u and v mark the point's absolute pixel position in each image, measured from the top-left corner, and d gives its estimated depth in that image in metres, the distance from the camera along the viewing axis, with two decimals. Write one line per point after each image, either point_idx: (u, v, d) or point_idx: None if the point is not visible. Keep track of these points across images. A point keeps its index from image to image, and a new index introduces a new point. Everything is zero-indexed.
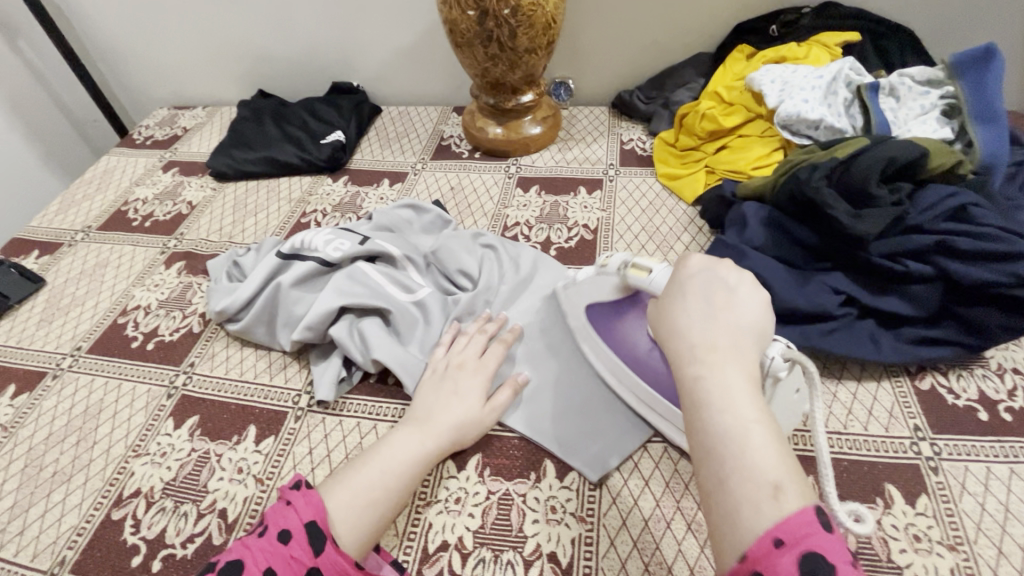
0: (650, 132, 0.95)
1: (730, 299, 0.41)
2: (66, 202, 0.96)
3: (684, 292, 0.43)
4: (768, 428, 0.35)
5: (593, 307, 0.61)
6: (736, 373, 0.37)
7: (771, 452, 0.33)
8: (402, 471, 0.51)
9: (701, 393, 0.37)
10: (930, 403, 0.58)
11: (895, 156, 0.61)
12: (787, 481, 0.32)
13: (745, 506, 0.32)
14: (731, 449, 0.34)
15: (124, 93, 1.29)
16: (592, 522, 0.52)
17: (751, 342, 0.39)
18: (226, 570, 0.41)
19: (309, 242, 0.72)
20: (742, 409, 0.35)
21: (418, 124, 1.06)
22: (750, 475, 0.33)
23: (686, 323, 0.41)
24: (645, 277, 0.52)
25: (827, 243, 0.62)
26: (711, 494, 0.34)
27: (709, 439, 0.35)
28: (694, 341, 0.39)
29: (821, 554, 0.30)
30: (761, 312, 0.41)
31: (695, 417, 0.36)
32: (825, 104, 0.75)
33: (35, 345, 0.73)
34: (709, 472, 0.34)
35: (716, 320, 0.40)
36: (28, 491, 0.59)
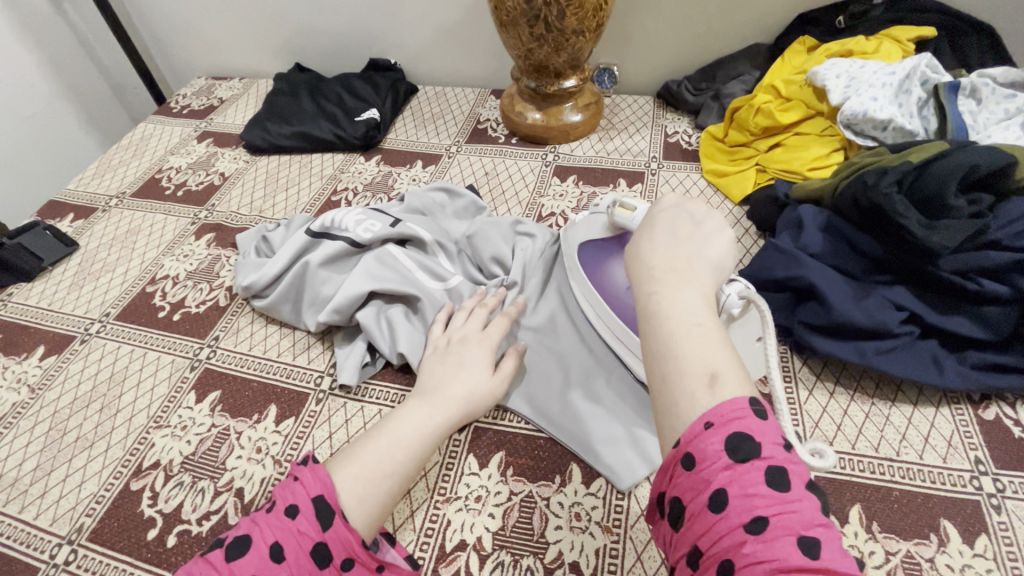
0: (697, 125, 0.90)
1: (695, 231, 0.42)
2: (103, 167, 0.97)
3: (652, 225, 0.44)
4: (715, 331, 0.35)
5: (584, 247, 0.62)
6: (688, 287, 0.37)
7: (713, 350, 0.33)
8: (411, 445, 0.50)
9: (652, 304, 0.37)
10: (994, 434, 0.53)
11: (977, 165, 0.55)
12: (726, 372, 0.32)
13: (683, 398, 0.32)
14: (672, 350, 0.34)
15: (165, 60, 1.29)
16: (619, 533, 0.49)
17: (711, 266, 0.39)
18: (236, 543, 0.41)
19: (340, 222, 0.70)
20: (688, 313, 0.35)
21: (454, 106, 1.03)
22: (687, 369, 0.33)
23: (648, 252, 0.41)
24: (629, 215, 0.55)
25: (892, 254, 0.57)
26: (656, 392, 0.34)
27: (654, 343, 0.35)
28: (653, 264, 0.40)
29: (750, 436, 0.29)
30: (728, 244, 0.41)
31: (645, 327, 0.37)
32: (896, 104, 0.70)
33: (66, 308, 0.73)
34: (654, 374, 0.35)
35: (677, 247, 0.41)
36: (51, 454, 0.59)
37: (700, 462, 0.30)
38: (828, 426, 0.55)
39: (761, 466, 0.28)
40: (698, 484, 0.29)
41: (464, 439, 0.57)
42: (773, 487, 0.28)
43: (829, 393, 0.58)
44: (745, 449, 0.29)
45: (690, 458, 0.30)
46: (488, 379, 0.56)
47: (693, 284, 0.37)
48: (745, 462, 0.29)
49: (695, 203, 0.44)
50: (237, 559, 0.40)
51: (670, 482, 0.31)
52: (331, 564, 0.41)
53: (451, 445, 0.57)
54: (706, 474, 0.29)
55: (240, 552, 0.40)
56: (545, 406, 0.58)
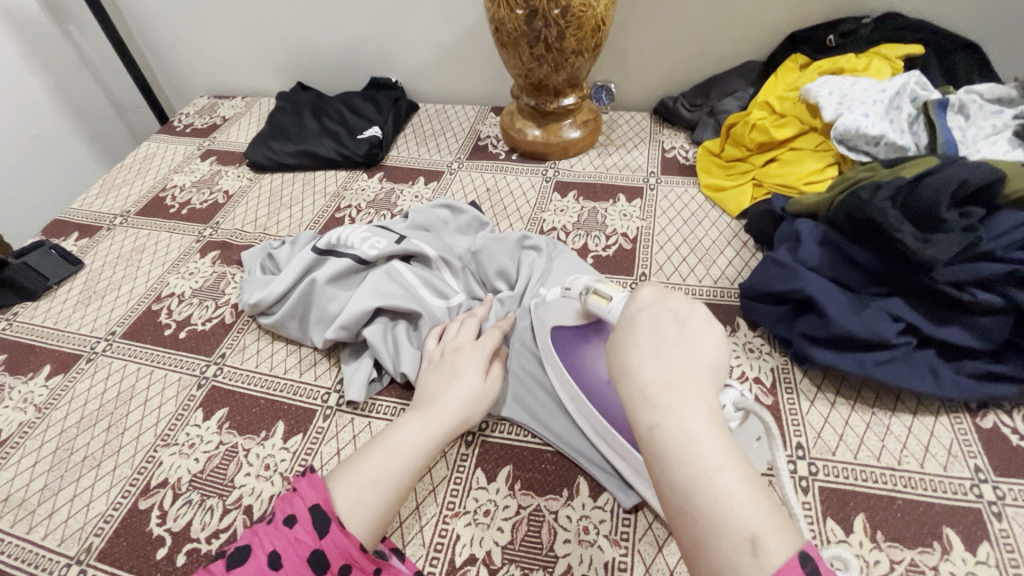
0: (694, 140, 0.92)
1: (682, 333, 0.38)
2: (107, 186, 0.98)
3: (634, 327, 0.39)
4: (738, 472, 0.31)
5: (558, 330, 0.58)
6: (696, 414, 0.33)
7: (745, 501, 0.30)
8: (406, 455, 0.50)
9: (660, 445, 0.33)
10: (992, 442, 0.54)
11: (967, 179, 0.57)
12: (765, 530, 0.29)
13: (727, 572, 0.29)
14: (701, 506, 0.30)
15: (168, 80, 1.31)
16: (627, 546, 0.50)
17: (709, 375, 0.36)
18: (235, 554, 0.42)
19: (346, 239, 0.71)
20: (703, 452, 0.32)
21: (454, 123, 1.05)
22: (725, 535, 0.29)
23: (636, 363, 0.37)
24: (604, 306, 0.48)
25: (888, 267, 0.59)
26: (693, 555, 0.31)
27: (676, 495, 0.32)
28: (646, 384, 0.35)
29: None
30: (719, 344, 0.38)
31: (659, 470, 0.33)
32: (888, 120, 0.72)
33: (71, 327, 0.74)
34: (685, 531, 0.31)
35: (669, 355, 0.37)
36: (58, 474, 0.59)
37: None
38: (831, 437, 0.56)
39: None
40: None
41: (471, 453, 0.58)
42: None
43: (830, 403, 0.59)
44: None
45: None
46: (480, 384, 0.57)
47: (699, 403, 0.34)
48: None
49: (674, 296, 0.41)
50: (236, 569, 0.41)
51: None
52: (328, 570, 0.43)
53: (458, 459, 0.57)
54: None
55: (240, 561, 0.41)
56: (546, 418, 0.59)
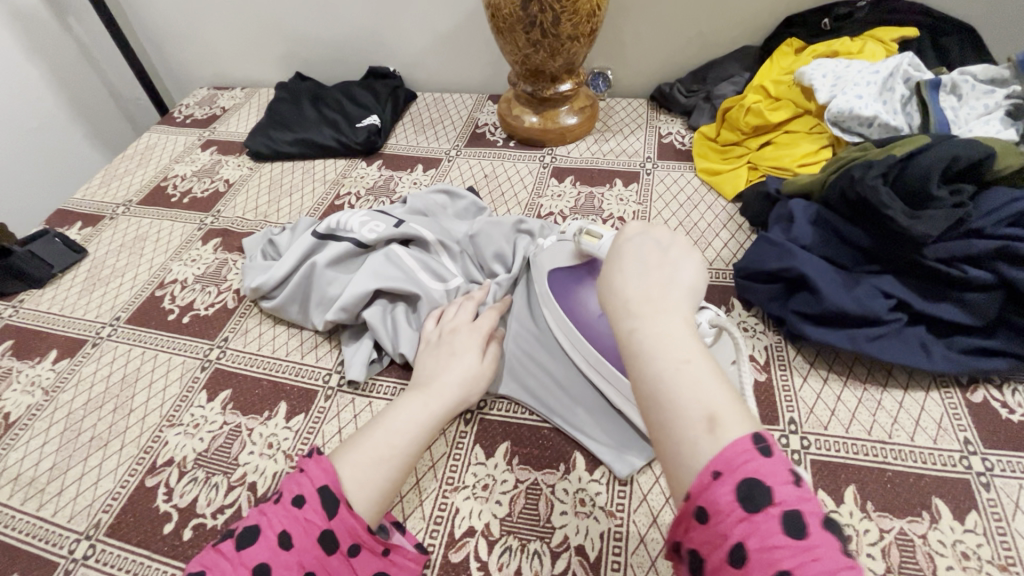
0: (690, 125, 0.93)
1: (664, 258, 0.41)
2: (109, 176, 0.99)
3: (620, 255, 0.42)
4: (705, 368, 0.34)
5: (554, 274, 0.61)
6: (670, 319, 0.36)
7: (707, 388, 0.32)
8: (408, 433, 0.51)
9: (634, 344, 0.36)
10: (981, 416, 0.55)
11: (957, 156, 0.57)
12: (724, 412, 0.31)
13: (685, 446, 0.31)
14: (666, 394, 0.33)
15: (168, 72, 1.32)
16: (622, 517, 0.51)
17: (688, 293, 0.38)
18: (244, 534, 0.42)
19: (345, 223, 0.72)
20: (673, 349, 0.34)
21: (453, 111, 1.05)
22: (685, 415, 0.32)
23: (621, 282, 0.40)
24: (596, 243, 0.54)
25: (880, 245, 0.60)
26: (656, 438, 0.34)
27: (644, 387, 0.34)
28: (628, 297, 0.38)
29: (759, 480, 0.29)
30: (699, 268, 0.40)
31: (631, 368, 0.36)
32: (881, 101, 0.72)
33: (77, 313, 0.75)
34: (650, 419, 0.34)
35: (650, 274, 0.40)
36: (66, 454, 0.60)
37: (713, 515, 0.29)
38: (823, 412, 0.57)
39: (775, 513, 0.28)
40: (715, 536, 0.29)
41: (470, 430, 0.59)
42: (791, 536, 0.28)
43: (823, 380, 0.60)
44: (757, 499, 0.29)
45: (703, 510, 0.30)
46: (478, 364, 0.58)
47: (673, 311, 0.37)
48: (760, 511, 0.28)
49: (659, 229, 0.44)
50: (247, 549, 0.41)
51: (686, 534, 0.31)
52: (337, 549, 0.44)
53: (457, 437, 0.58)
54: (722, 526, 0.29)
55: (250, 541, 0.42)
56: (544, 392, 0.60)
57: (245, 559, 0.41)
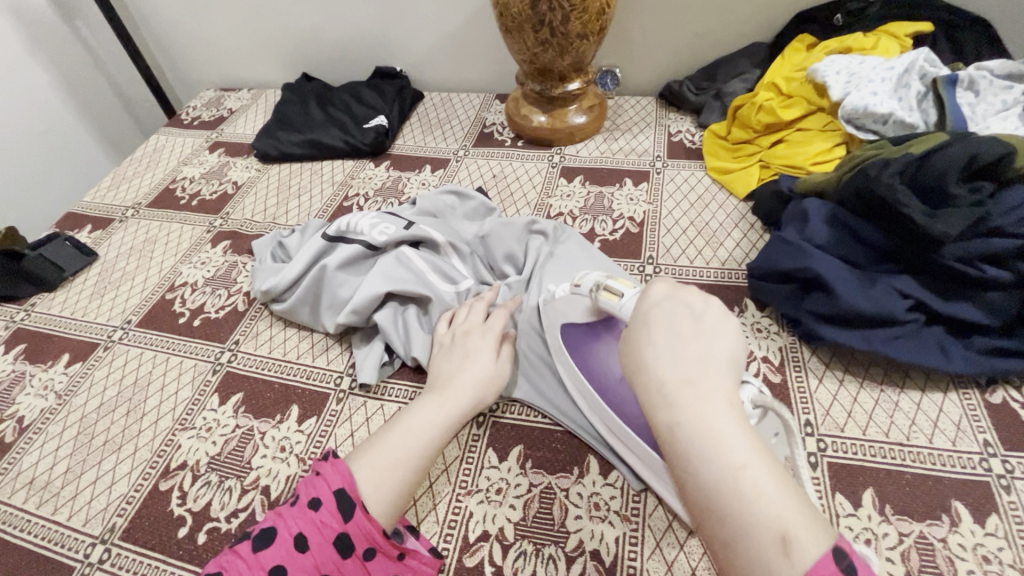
0: (700, 124, 0.92)
1: (697, 328, 0.40)
2: (117, 179, 0.99)
3: (648, 325, 0.41)
4: (764, 469, 0.33)
5: (568, 328, 0.57)
6: (716, 412, 0.35)
7: (771, 498, 0.31)
8: (424, 436, 0.51)
9: (683, 443, 0.35)
10: (1001, 417, 0.54)
11: (976, 153, 0.56)
12: (795, 527, 0.30)
13: (758, 568, 0.30)
14: (728, 505, 0.32)
15: (174, 74, 1.32)
16: (637, 522, 0.51)
17: (726, 371, 0.38)
18: (262, 534, 0.43)
19: (355, 226, 0.72)
20: (728, 452, 0.33)
21: (460, 111, 1.05)
22: (755, 533, 0.31)
23: (655, 362, 0.39)
24: (615, 303, 0.48)
25: (897, 244, 0.59)
26: (724, 554, 0.32)
27: (703, 495, 0.33)
28: (665, 383, 0.37)
29: None
30: (734, 340, 0.40)
31: (684, 470, 0.34)
32: (896, 98, 0.71)
33: (88, 316, 0.75)
34: (712, 529, 0.33)
35: (685, 352, 0.39)
36: (80, 458, 0.60)
37: None
38: (839, 413, 0.57)
39: None
40: None
41: (483, 433, 0.59)
42: None
43: (838, 381, 0.59)
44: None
45: None
46: (493, 364, 0.58)
47: (720, 401, 0.36)
48: None
49: (687, 291, 0.43)
50: (264, 550, 0.42)
51: None
52: (353, 553, 0.44)
53: (470, 439, 0.58)
54: None
55: (267, 542, 0.43)
56: (558, 400, 0.59)
57: (262, 560, 0.42)
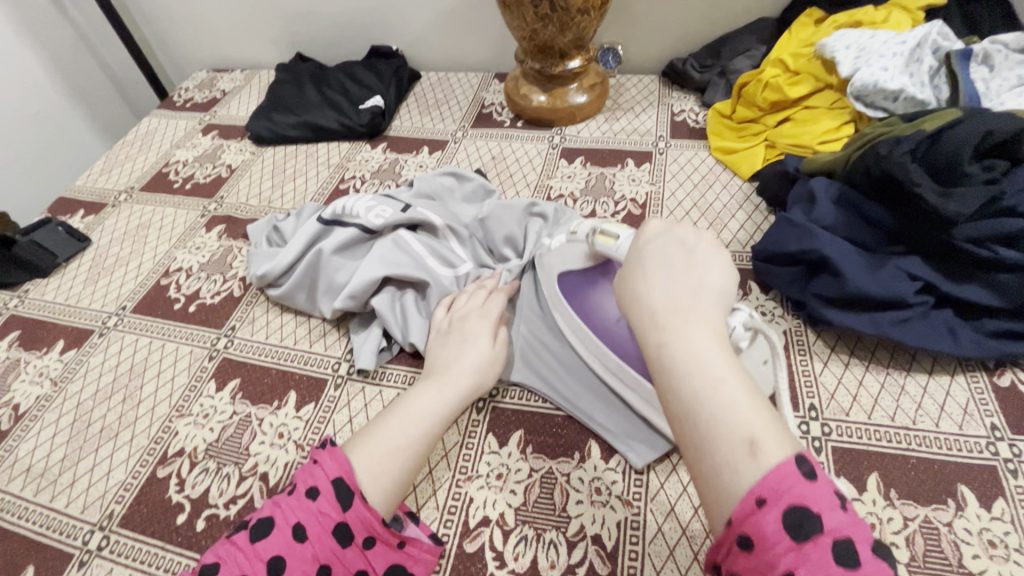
0: (704, 103, 0.90)
1: (689, 260, 0.40)
2: (109, 163, 0.97)
3: (643, 261, 0.41)
4: (740, 383, 0.33)
5: (564, 276, 0.59)
6: (701, 332, 0.35)
7: (745, 408, 0.32)
8: (422, 423, 0.50)
9: (667, 360, 0.35)
10: (1010, 401, 0.54)
11: (992, 130, 0.55)
12: (764, 434, 0.31)
13: (724, 470, 0.31)
14: (703, 415, 0.32)
15: (166, 55, 1.29)
16: (639, 506, 0.50)
17: (716, 299, 0.38)
18: (259, 525, 0.42)
19: (351, 208, 0.70)
20: (709, 366, 0.34)
21: (458, 91, 1.02)
22: (723, 436, 0.31)
23: (646, 289, 0.39)
24: (612, 244, 0.50)
25: (906, 225, 0.57)
26: (692, 459, 0.33)
27: (679, 406, 0.33)
28: (654, 306, 0.38)
29: (804, 506, 0.29)
30: (726, 269, 0.40)
31: (664, 386, 0.35)
32: (908, 73, 0.69)
33: (82, 303, 0.74)
34: (685, 439, 0.33)
35: (676, 280, 0.39)
36: (77, 445, 0.60)
37: (760, 545, 0.29)
38: (844, 397, 0.56)
39: (825, 543, 0.28)
40: (760, 565, 0.29)
41: (483, 419, 0.58)
42: (846, 567, 0.27)
43: (844, 364, 0.58)
44: (805, 527, 0.28)
45: (747, 538, 0.29)
46: (491, 349, 0.57)
47: (706, 323, 0.36)
48: (809, 541, 0.28)
49: (682, 227, 0.43)
50: (262, 541, 0.41)
51: (728, 558, 0.31)
52: (352, 542, 0.43)
53: (470, 425, 0.58)
54: (769, 557, 0.28)
55: (265, 533, 0.42)
56: (558, 384, 0.59)
57: (261, 551, 0.41)
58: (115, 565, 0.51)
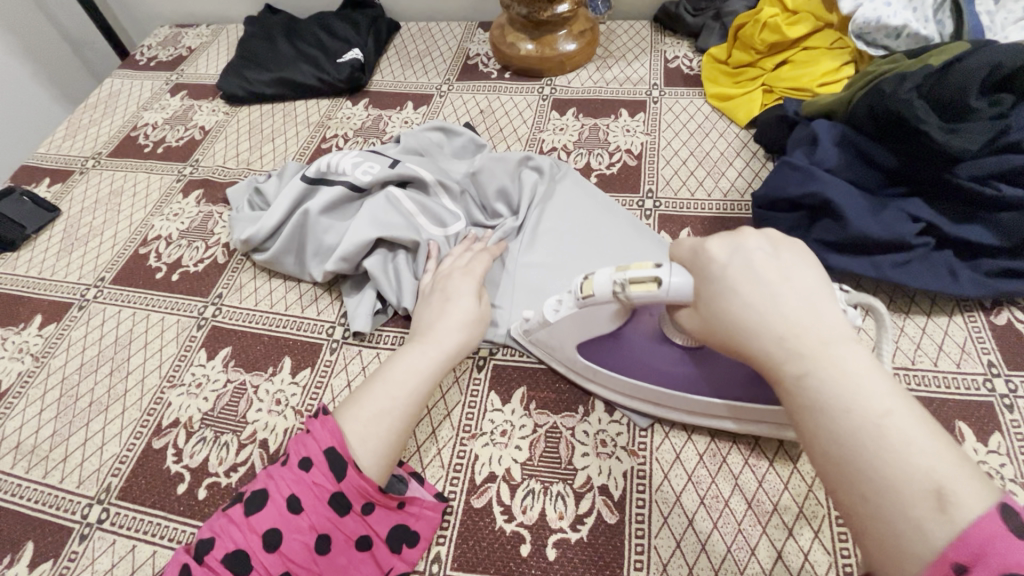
0: (698, 48, 0.86)
1: (786, 271, 0.36)
2: (72, 127, 0.91)
3: (731, 286, 0.37)
4: (910, 419, 0.30)
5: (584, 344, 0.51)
6: (847, 360, 0.33)
7: (922, 450, 0.29)
8: (412, 385, 0.49)
9: (815, 395, 0.32)
10: (1006, 338, 0.54)
11: (1000, 63, 0.53)
12: (950, 480, 0.28)
13: (907, 525, 0.28)
14: (869, 459, 0.30)
15: (122, 10, 1.20)
16: (645, 455, 0.50)
17: (836, 314, 0.35)
18: (254, 497, 0.43)
19: (336, 165, 0.67)
20: (868, 400, 0.31)
21: (440, 42, 0.97)
22: (904, 486, 0.28)
23: (749, 317, 0.36)
24: (658, 292, 0.41)
25: (908, 165, 0.56)
26: (860, 515, 0.30)
27: (838, 447, 0.31)
28: (777, 336, 0.34)
29: (1019, 574, 0.25)
30: (822, 278, 0.37)
31: (813, 423, 0.32)
32: (910, 8, 0.67)
33: (57, 275, 0.71)
34: (848, 487, 0.30)
35: (786, 301, 0.35)
36: (66, 421, 0.58)
37: None
38: None
39: None
40: None
41: (484, 376, 0.57)
42: None
43: None
44: None
45: None
46: (475, 307, 0.55)
47: (849, 348, 0.33)
48: None
49: (749, 233, 0.39)
50: (256, 514, 0.42)
51: None
52: (350, 509, 0.44)
53: (470, 384, 0.57)
54: None
55: (258, 506, 0.42)
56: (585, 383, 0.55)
57: (255, 524, 0.41)
58: (118, 537, 0.50)
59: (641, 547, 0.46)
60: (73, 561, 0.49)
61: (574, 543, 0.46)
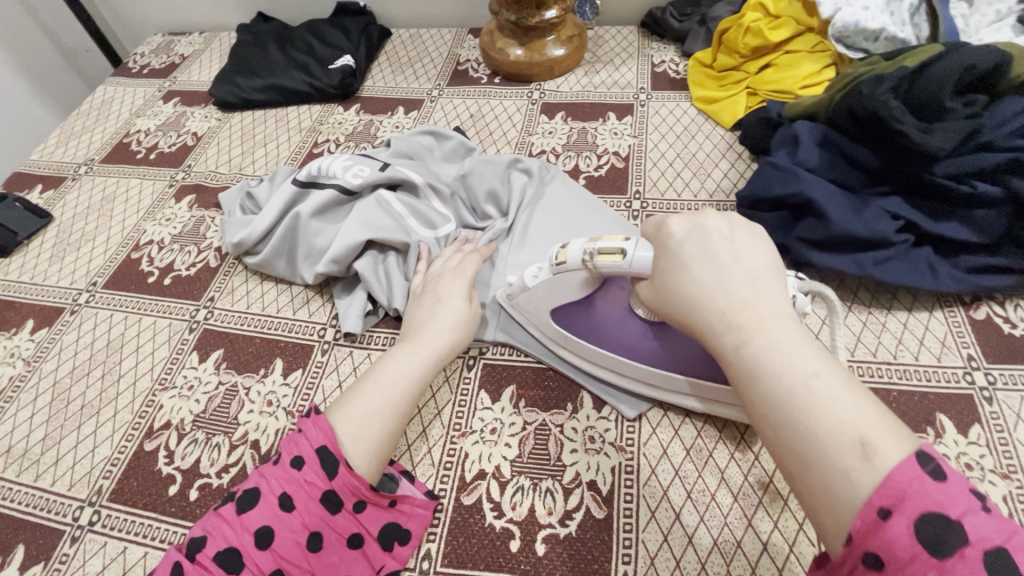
0: (684, 52, 0.88)
1: (733, 248, 0.38)
2: (65, 134, 0.92)
3: (683, 261, 0.39)
4: (839, 379, 0.31)
5: (557, 311, 0.54)
6: (781, 328, 0.34)
7: (847, 405, 0.30)
8: (404, 379, 0.50)
9: (751, 361, 0.33)
10: (985, 332, 0.55)
11: (974, 64, 0.55)
12: (873, 431, 0.29)
13: (837, 477, 0.29)
14: (800, 417, 0.31)
15: (115, 18, 1.20)
16: (632, 451, 0.51)
17: (777, 288, 0.36)
18: (246, 497, 0.43)
19: (327, 169, 0.68)
20: (798, 363, 0.32)
21: (431, 48, 0.98)
22: (830, 439, 0.30)
23: (698, 292, 0.37)
24: (621, 261, 0.44)
25: (888, 164, 0.57)
26: (797, 473, 0.31)
27: (773, 408, 0.32)
28: (718, 307, 0.36)
29: (937, 512, 0.26)
30: (769, 254, 0.38)
31: (752, 389, 0.33)
32: (888, 12, 0.69)
33: (50, 280, 0.71)
34: (783, 445, 0.31)
35: (730, 275, 0.37)
36: (58, 424, 0.58)
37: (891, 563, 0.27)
38: None
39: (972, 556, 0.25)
40: None
41: (474, 375, 0.58)
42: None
43: None
44: (945, 539, 0.26)
45: (876, 557, 0.27)
46: (467, 307, 0.56)
47: (784, 317, 0.35)
48: (952, 555, 0.26)
49: (705, 212, 0.40)
50: (248, 513, 0.42)
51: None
52: (342, 508, 0.44)
53: (460, 383, 0.57)
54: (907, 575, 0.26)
55: (250, 505, 0.42)
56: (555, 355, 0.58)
57: (247, 523, 0.42)
58: (109, 538, 0.50)
59: (628, 541, 0.46)
60: (64, 563, 0.49)
61: (562, 538, 0.47)
